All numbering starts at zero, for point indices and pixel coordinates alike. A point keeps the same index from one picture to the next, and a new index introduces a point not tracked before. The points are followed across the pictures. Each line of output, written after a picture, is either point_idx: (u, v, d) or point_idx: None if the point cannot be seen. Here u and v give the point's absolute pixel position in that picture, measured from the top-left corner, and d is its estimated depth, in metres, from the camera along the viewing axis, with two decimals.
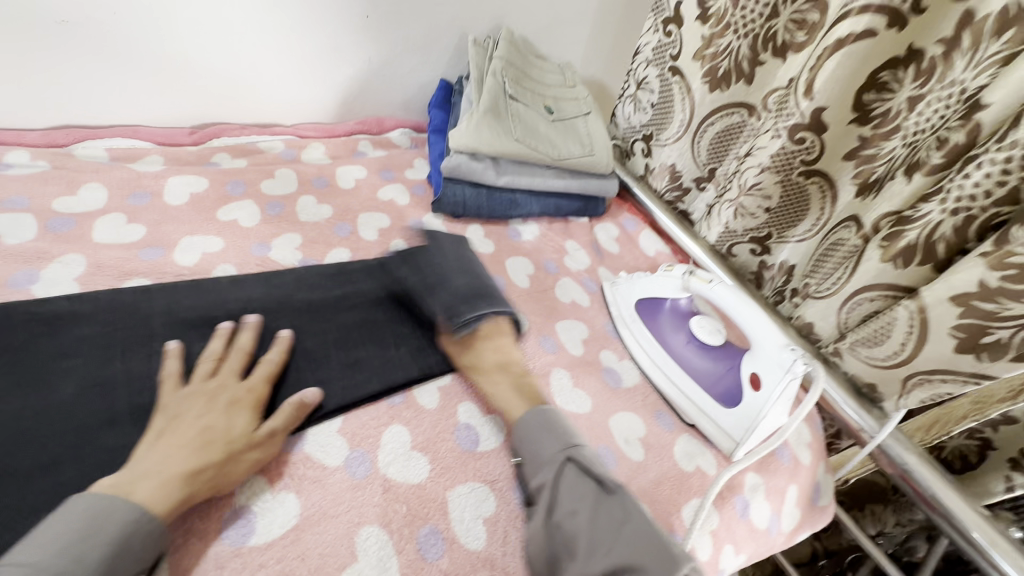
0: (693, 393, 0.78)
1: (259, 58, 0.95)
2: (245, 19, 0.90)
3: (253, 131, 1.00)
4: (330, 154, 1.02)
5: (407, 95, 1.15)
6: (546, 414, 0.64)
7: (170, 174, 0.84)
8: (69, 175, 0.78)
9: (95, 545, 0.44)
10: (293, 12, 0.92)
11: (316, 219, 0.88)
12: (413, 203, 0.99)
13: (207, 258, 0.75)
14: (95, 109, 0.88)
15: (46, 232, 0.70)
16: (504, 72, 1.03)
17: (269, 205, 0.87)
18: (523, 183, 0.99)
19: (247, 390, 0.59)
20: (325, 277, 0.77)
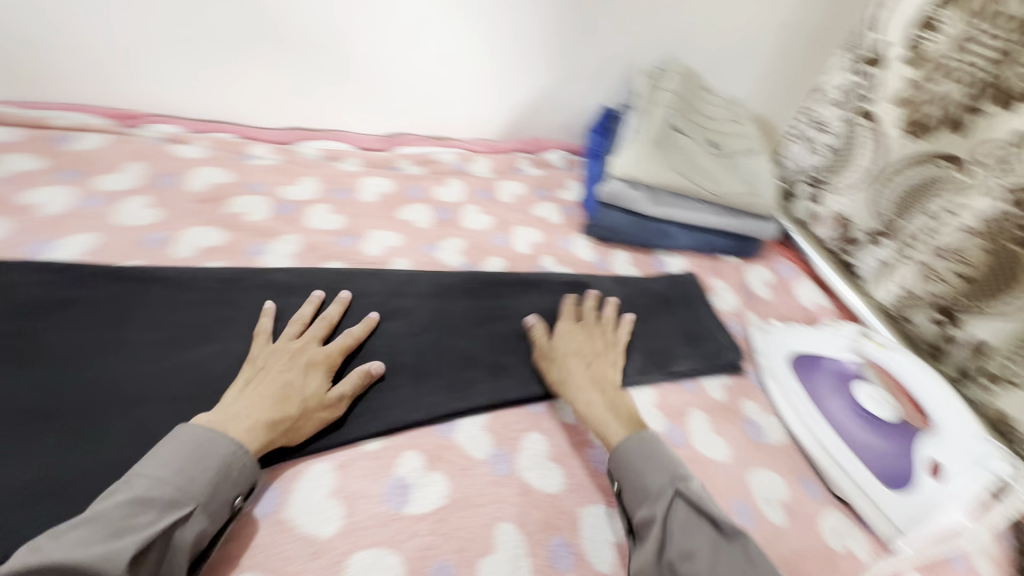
0: (852, 467, 0.71)
1: (450, 79, 1.06)
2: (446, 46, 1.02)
3: (433, 142, 1.10)
4: (494, 169, 1.10)
5: (570, 119, 1.19)
6: (634, 448, 0.62)
7: (366, 174, 0.97)
8: (295, 168, 0.93)
9: (200, 470, 0.51)
10: (484, 41, 1.03)
11: (477, 228, 0.95)
12: (565, 222, 1.03)
13: (389, 251, 0.85)
14: (317, 115, 1.05)
15: (274, 214, 0.84)
16: (674, 105, 1.04)
17: (440, 210, 0.95)
18: (677, 215, 0.98)
19: (324, 355, 0.65)
20: (482, 283, 0.83)
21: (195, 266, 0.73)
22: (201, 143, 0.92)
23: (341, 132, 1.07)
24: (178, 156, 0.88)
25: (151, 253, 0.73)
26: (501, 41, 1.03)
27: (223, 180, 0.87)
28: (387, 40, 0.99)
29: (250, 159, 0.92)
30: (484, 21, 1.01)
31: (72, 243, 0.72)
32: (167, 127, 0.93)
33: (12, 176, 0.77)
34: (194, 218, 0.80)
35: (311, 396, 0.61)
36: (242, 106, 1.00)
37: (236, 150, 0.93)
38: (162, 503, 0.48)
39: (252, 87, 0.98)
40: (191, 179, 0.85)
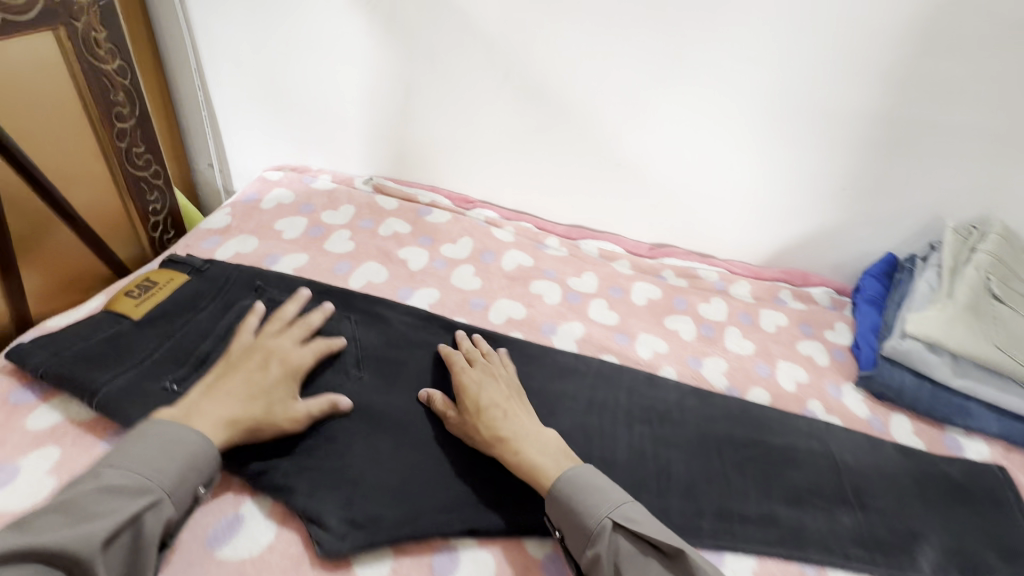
0: None
1: (730, 207, 1.11)
2: (738, 176, 1.07)
3: (696, 258, 1.15)
4: (756, 293, 1.10)
5: (845, 259, 1.14)
6: (584, 474, 0.61)
7: (636, 279, 1.07)
8: (579, 263, 1.07)
9: (170, 460, 0.55)
10: (779, 176, 1.05)
11: (739, 352, 0.95)
12: (833, 366, 0.97)
13: (657, 357, 0.90)
14: (599, 219, 1.16)
15: (563, 300, 0.97)
16: (991, 269, 0.95)
17: (702, 326, 0.99)
18: (981, 392, 0.86)
19: (461, 376, 0.72)
20: (748, 413, 0.83)
21: (505, 334, 0.88)
22: (510, 230, 1.10)
23: (616, 234, 1.17)
24: (493, 238, 1.07)
25: (475, 314, 0.90)
26: (796, 179, 1.06)
27: (526, 264, 1.03)
28: (687, 167, 1.07)
29: (546, 249, 1.08)
30: (787, 161, 1.04)
31: (424, 294, 0.92)
32: (487, 212, 1.13)
33: (391, 236, 1.03)
34: (504, 292, 0.96)
35: (472, 403, 0.68)
36: (542, 203, 1.16)
37: (535, 240, 1.10)
38: (132, 490, 0.52)
39: (555, 190, 1.13)
40: (504, 259, 1.03)
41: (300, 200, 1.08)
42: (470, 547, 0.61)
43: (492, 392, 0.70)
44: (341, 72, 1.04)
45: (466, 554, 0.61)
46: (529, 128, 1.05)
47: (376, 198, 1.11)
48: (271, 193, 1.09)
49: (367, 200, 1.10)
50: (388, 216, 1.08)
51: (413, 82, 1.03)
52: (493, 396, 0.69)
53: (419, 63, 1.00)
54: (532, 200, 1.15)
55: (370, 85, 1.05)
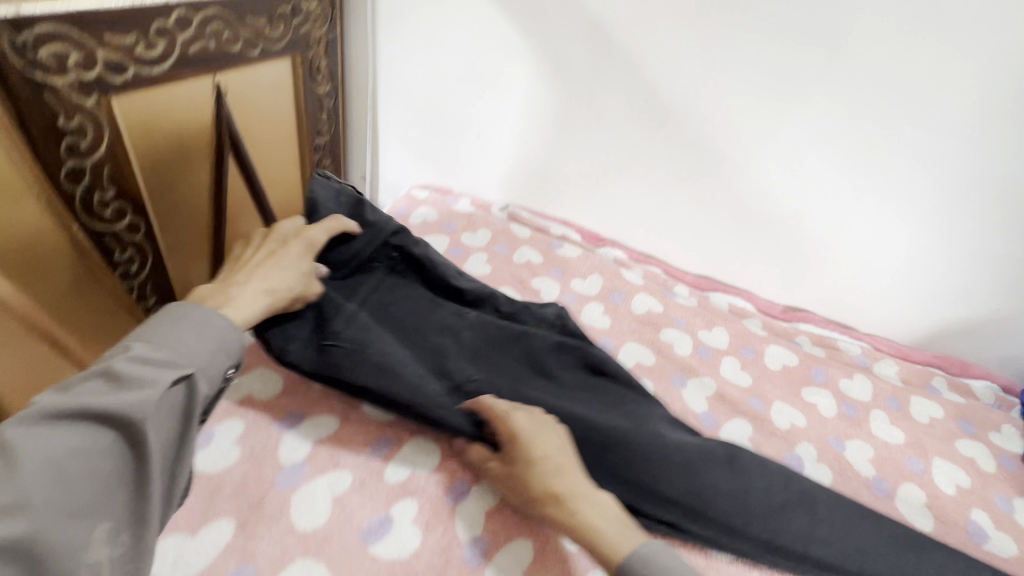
0: None
1: (881, 279, 1.03)
2: (898, 247, 0.99)
3: (835, 327, 1.08)
4: (906, 376, 0.99)
5: (1016, 353, 1.02)
6: (657, 553, 0.50)
7: (771, 340, 1.01)
8: (710, 314, 1.03)
9: (200, 340, 0.52)
10: (950, 254, 0.96)
11: (889, 440, 0.87)
12: (1002, 476, 0.84)
13: (795, 430, 0.84)
14: (731, 273, 1.14)
15: (694, 354, 0.94)
16: None
17: (844, 404, 0.91)
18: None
19: (522, 433, 0.60)
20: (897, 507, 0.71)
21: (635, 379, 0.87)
22: (639, 272, 1.10)
23: (746, 290, 1.13)
24: (624, 279, 1.07)
25: None
26: (973, 261, 0.95)
27: (656, 309, 1.01)
28: (840, 232, 1.01)
29: (675, 296, 1.06)
30: (962, 239, 0.94)
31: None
32: (617, 251, 1.13)
33: (524, 264, 1.07)
34: (634, 335, 0.95)
35: (523, 453, 0.58)
36: (675, 249, 1.15)
37: (664, 285, 1.09)
38: (167, 365, 0.49)
39: (690, 238, 1.12)
40: (634, 302, 1.02)
41: (443, 219, 1.15)
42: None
43: (548, 442, 0.60)
44: (498, 105, 1.11)
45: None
46: (673, 176, 1.05)
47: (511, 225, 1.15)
48: (418, 211, 1.17)
49: (503, 227, 1.14)
50: (522, 246, 1.11)
51: (566, 120, 1.07)
52: (546, 454, 0.58)
53: (574, 101, 1.05)
54: (662, 249, 1.16)
55: (524, 121, 1.11)
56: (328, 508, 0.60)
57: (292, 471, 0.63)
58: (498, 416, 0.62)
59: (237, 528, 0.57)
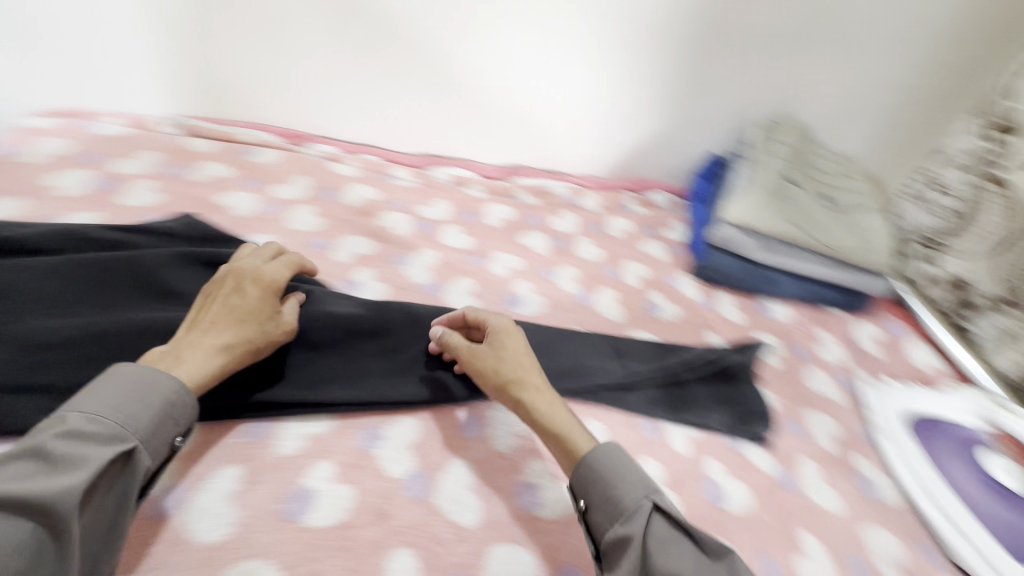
0: (975, 533, 0.65)
1: (596, 120, 1.10)
2: (620, 101, 1.07)
3: (628, 186, 1.15)
4: (673, 203, 1.15)
5: None
6: (608, 456, 0.52)
7: (607, 214, 1.06)
8: (551, 205, 1.04)
9: (141, 406, 0.45)
10: (657, 87, 1.06)
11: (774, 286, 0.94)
12: None
13: (644, 280, 0.93)
14: (542, 156, 1.13)
15: (504, 223, 0.96)
16: (790, 157, 1.00)
17: (674, 248, 1.03)
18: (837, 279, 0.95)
19: (484, 321, 0.66)
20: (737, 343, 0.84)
21: (513, 286, 0.84)
22: (478, 187, 1.03)
23: (554, 172, 1.15)
24: (465, 196, 0.99)
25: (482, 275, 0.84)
26: (741, 102, 1.09)
27: (510, 217, 0.98)
28: (557, 85, 1.04)
29: (522, 200, 1.04)
30: (664, 78, 1.05)
31: (422, 260, 0.84)
32: (445, 176, 1.03)
33: (211, 181, 0.85)
34: (502, 242, 0.92)
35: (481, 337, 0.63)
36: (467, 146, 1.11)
37: (504, 194, 1.04)
38: (102, 435, 0.42)
39: (467, 121, 1.08)
40: (487, 217, 0.96)
41: (80, 150, 0.84)
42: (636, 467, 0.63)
43: (518, 343, 0.63)
44: None
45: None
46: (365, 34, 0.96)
47: (181, 138, 0.91)
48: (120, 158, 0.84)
49: (242, 159, 0.90)
50: (278, 179, 0.90)
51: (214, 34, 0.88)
52: (500, 361, 0.60)
53: None
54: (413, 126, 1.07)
55: (153, 35, 0.92)
56: (233, 512, 0.49)
57: (173, 495, 0.50)
58: (471, 319, 0.67)
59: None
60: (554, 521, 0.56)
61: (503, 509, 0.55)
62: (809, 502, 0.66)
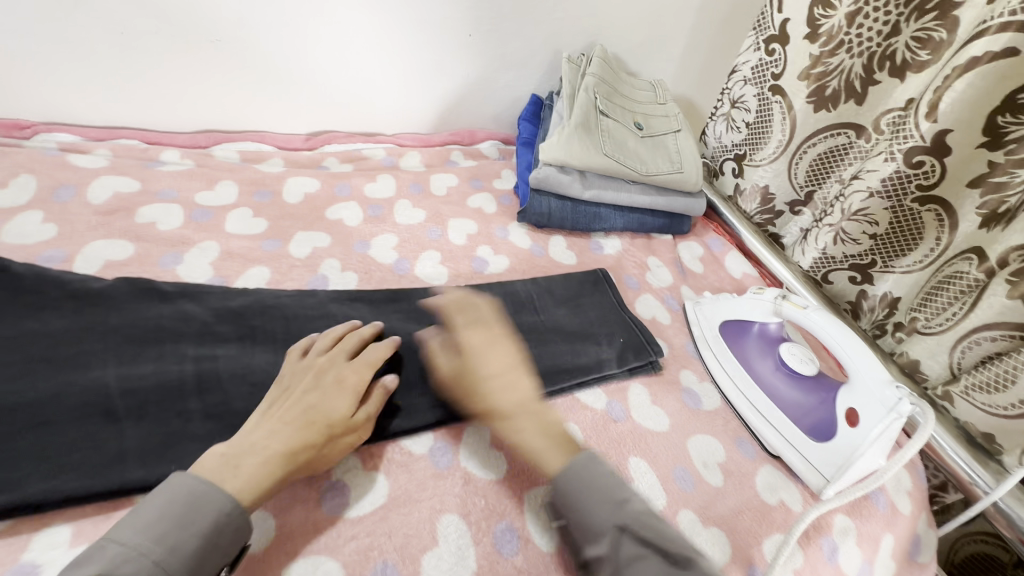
0: (780, 424, 0.69)
1: (402, 75, 0.99)
2: (418, 48, 0.96)
3: (451, 138, 1.08)
4: (501, 150, 1.11)
5: None
6: (574, 476, 0.51)
7: (432, 171, 1.00)
8: (366, 171, 0.95)
9: (185, 537, 0.42)
10: (453, 39, 0.97)
11: (598, 222, 0.95)
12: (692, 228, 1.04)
13: (471, 238, 0.89)
14: (348, 117, 1.01)
15: (305, 198, 0.86)
16: (597, 88, 0.98)
17: (502, 197, 0.99)
18: (659, 205, 0.96)
19: (357, 376, 0.57)
20: (599, 289, 0.85)
21: (318, 266, 0.76)
22: (276, 161, 0.91)
23: (369, 132, 1.04)
24: (263, 173, 0.87)
25: (276, 259, 0.74)
26: (549, 34, 1.03)
27: (313, 190, 0.87)
28: (344, 38, 0.90)
29: (330, 169, 0.93)
30: (455, 24, 0.95)
31: (199, 255, 0.72)
32: (228, 155, 0.89)
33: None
34: (303, 222, 0.81)
35: (346, 395, 0.54)
36: (255, 113, 0.95)
37: (310, 164, 0.94)
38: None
39: (243, 84, 0.91)
40: (286, 194, 0.85)
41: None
42: (458, 437, 0.61)
43: (306, 376, 0.56)
44: None
45: (457, 448, 0.60)
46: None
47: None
48: None
49: None
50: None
51: None
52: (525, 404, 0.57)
53: None
54: (180, 95, 0.89)
55: None
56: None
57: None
58: (327, 373, 0.56)
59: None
60: (360, 517, 0.52)
61: (301, 519, 0.51)
62: (636, 429, 0.68)
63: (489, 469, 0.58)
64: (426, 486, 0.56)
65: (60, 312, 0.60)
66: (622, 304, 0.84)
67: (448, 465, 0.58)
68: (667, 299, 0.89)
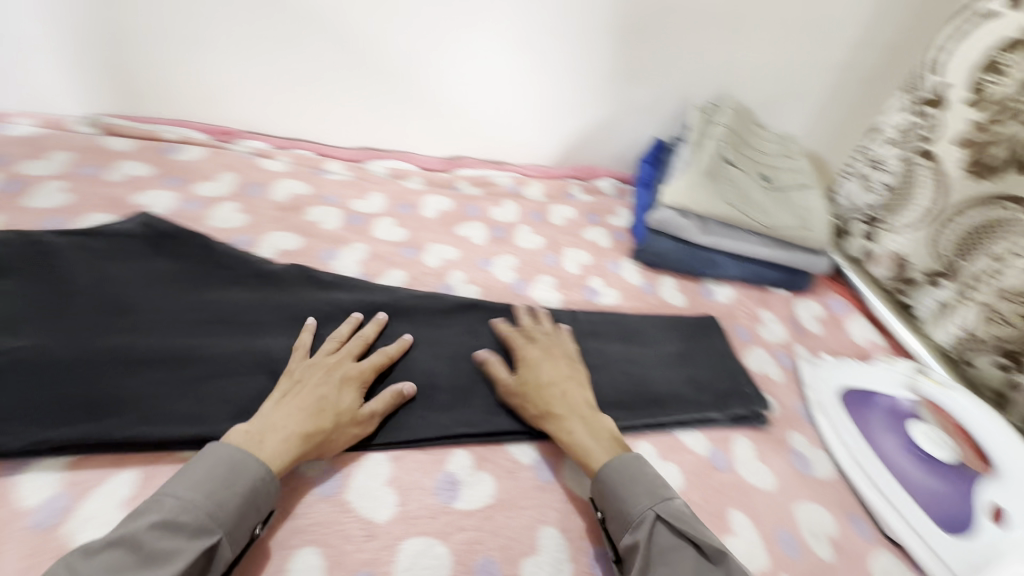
0: (905, 507, 0.64)
1: (538, 111, 1.07)
2: (558, 89, 1.04)
3: (572, 173, 1.14)
4: (618, 188, 1.14)
5: None
6: (621, 465, 0.57)
7: (551, 203, 1.06)
8: (494, 196, 1.03)
9: (230, 495, 0.48)
10: (591, 81, 1.04)
11: (712, 270, 0.95)
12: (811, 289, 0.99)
13: (584, 268, 0.93)
14: (483, 146, 1.10)
15: (440, 214, 0.95)
16: (725, 138, 1.00)
17: (616, 233, 1.03)
18: (779, 258, 0.94)
19: (358, 371, 0.62)
20: (704, 335, 0.86)
21: (447, 276, 0.83)
22: (417, 180, 1.01)
23: (498, 161, 1.12)
24: (406, 190, 0.98)
25: (412, 264, 0.83)
26: (682, 83, 1.07)
27: (447, 208, 0.96)
28: (494, 76, 1.00)
29: (461, 191, 1.02)
30: (595, 69, 1.02)
31: (351, 253, 0.82)
32: (379, 169, 1.01)
33: (123, 180, 0.83)
34: (436, 235, 0.90)
35: (352, 391, 0.60)
36: (405, 137, 1.05)
37: (444, 185, 1.03)
38: (190, 529, 0.45)
39: (400, 113, 1.01)
40: (424, 209, 0.95)
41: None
42: (561, 455, 0.64)
43: (313, 368, 0.61)
44: None
45: (559, 465, 0.63)
46: (282, 33, 0.88)
47: (104, 139, 0.88)
48: (76, 159, 0.84)
49: (175, 161, 0.88)
50: (201, 177, 0.87)
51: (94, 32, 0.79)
52: (549, 379, 0.65)
53: None
54: (347, 117, 1.00)
55: (65, 44, 0.86)
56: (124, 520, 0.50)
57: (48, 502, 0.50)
58: (331, 368, 0.61)
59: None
60: (471, 511, 0.56)
61: (419, 500, 0.56)
62: (740, 481, 0.66)
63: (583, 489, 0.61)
64: (531, 495, 0.59)
65: (243, 287, 0.72)
66: (730, 355, 0.83)
67: (550, 479, 0.61)
68: (778, 356, 0.87)
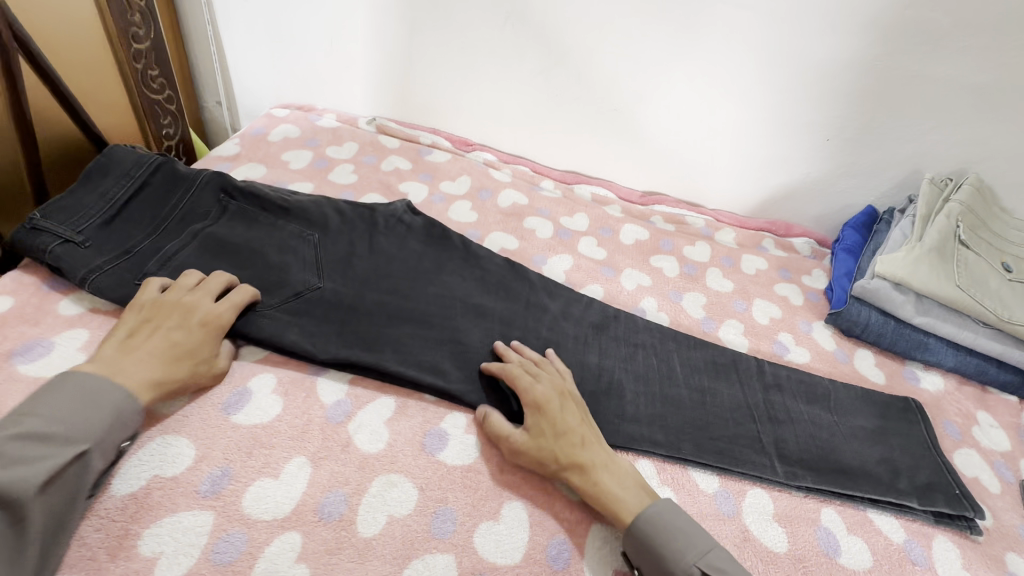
0: None
1: (747, 161, 1.08)
2: (774, 143, 1.05)
3: (766, 226, 1.13)
4: (814, 249, 1.11)
5: None
6: (656, 515, 0.56)
7: (743, 252, 1.06)
8: (686, 235, 1.07)
9: (98, 412, 0.52)
10: (811, 138, 1.03)
11: (921, 353, 0.88)
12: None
13: (774, 321, 0.92)
14: (681, 185, 1.15)
15: (636, 242, 1.01)
16: (963, 216, 0.92)
17: (809, 293, 1.00)
18: (1012, 357, 0.84)
19: (217, 313, 0.65)
20: (906, 416, 0.79)
21: (640, 300, 0.89)
22: (616, 207, 1.09)
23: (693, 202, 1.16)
24: (607, 215, 1.06)
25: (610, 283, 0.90)
26: (918, 153, 1.01)
27: (643, 238, 1.02)
28: (712, 124, 1.04)
29: (656, 225, 1.08)
30: (818, 128, 1.01)
31: (559, 262, 0.92)
32: (586, 192, 1.10)
33: (392, 171, 1.03)
34: (632, 261, 0.96)
35: (187, 316, 0.63)
36: (612, 167, 1.14)
37: (640, 216, 1.09)
38: (60, 438, 0.49)
39: (614, 145, 1.10)
40: (622, 235, 1.02)
41: (306, 135, 1.07)
42: (741, 492, 0.67)
43: (177, 297, 0.64)
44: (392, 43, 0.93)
45: (739, 502, 0.66)
46: (536, 69, 1.02)
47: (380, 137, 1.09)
48: (360, 149, 1.06)
49: (426, 161, 1.07)
50: (445, 177, 1.04)
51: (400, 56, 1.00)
52: (567, 425, 0.61)
53: None
54: (566, 141, 1.11)
55: (371, 62, 1.09)
56: (388, 433, 0.63)
57: (341, 403, 0.65)
58: (184, 303, 0.64)
59: (311, 464, 0.59)
60: None
61: None
62: None
63: (767, 537, 0.62)
64: (708, 522, 0.63)
65: (474, 279, 0.83)
66: (935, 443, 0.76)
67: (731, 513, 0.64)
68: (997, 465, 0.77)
